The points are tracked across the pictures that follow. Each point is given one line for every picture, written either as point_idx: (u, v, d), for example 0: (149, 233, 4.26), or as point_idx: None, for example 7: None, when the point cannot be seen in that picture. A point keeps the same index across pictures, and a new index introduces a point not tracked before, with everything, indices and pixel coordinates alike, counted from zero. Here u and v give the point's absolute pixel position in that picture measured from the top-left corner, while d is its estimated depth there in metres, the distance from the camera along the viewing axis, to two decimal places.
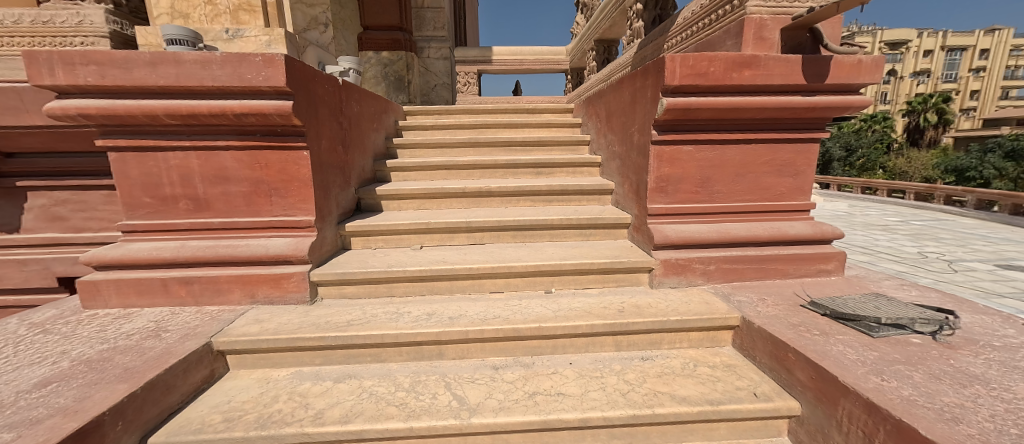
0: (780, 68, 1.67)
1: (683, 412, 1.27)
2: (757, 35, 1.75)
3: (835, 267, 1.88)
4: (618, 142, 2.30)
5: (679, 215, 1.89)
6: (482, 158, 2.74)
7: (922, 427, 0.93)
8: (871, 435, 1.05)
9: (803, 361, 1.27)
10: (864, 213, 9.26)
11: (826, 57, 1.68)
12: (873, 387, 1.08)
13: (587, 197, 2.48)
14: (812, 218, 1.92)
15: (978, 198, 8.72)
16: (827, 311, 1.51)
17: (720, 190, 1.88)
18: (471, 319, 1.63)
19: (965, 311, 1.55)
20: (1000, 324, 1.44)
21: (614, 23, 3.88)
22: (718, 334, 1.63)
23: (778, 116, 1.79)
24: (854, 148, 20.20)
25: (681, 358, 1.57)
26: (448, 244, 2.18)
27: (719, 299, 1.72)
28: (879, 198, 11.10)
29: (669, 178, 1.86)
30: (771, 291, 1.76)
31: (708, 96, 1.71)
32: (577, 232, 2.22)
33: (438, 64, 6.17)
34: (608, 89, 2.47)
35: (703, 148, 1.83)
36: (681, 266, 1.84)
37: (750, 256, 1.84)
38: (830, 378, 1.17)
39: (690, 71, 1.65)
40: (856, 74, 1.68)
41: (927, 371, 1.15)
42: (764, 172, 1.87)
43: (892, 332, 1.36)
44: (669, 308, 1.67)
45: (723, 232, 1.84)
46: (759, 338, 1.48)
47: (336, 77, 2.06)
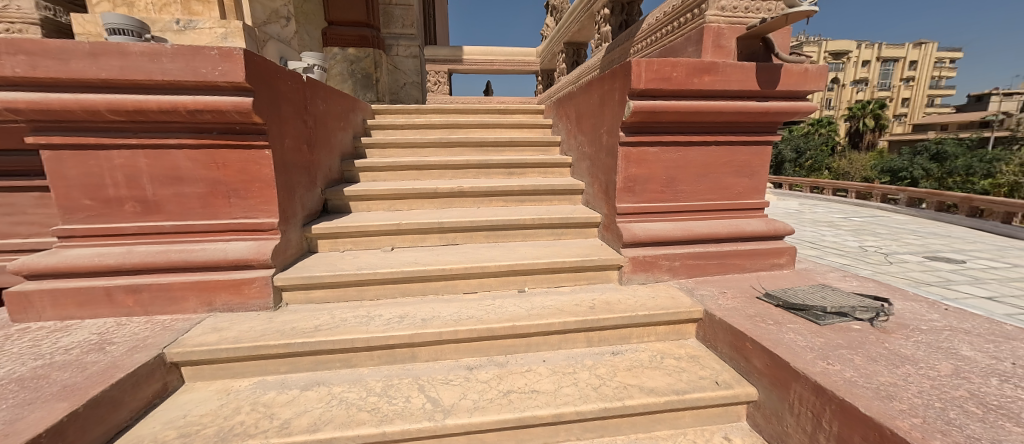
0: (737, 74, 1.78)
1: (651, 403, 1.32)
2: (715, 43, 1.85)
3: (786, 261, 2.01)
4: (588, 143, 2.36)
5: (646, 215, 1.97)
6: (454, 158, 2.73)
7: (861, 405, 1.02)
8: (818, 415, 1.14)
9: (759, 349, 1.36)
10: (812, 210, 9.98)
11: (777, 66, 1.80)
12: (820, 371, 1.17)
13: (559, 197, 2.52)
14: (766, 215, 2.05)
15: (908, 196, 9.62)
16: (779, 302, 1.62)
17: (684, 190, 1.97)
18: (444, 320, 1.62)
19: (897, 298, 1.71)
20: (926, 310, 1.60)
21: (582, 26, 3.97)
22: (683, 327, 1.71)
23: (735, 120, 1.90)
24: (803, 150, 21.72)
25: (649, 351, 1.64)
26: (420, 245, 2.15)
27: (683, 294, 1.80)
28: (825, 197, 11.99)
29: (637, 178, 1.93)
30: (731, 284, 1.87)
31: (671, 100, 1.79)
32: (549, 232, 2.25)
33: (407, 62, 6.06)
34: (578, 91, 2.52)
35: (667, 150, 1.91)
36: (648, 262, 1.91)
37: (712, 253, 1.94)
38: (782, 364, 1.26)
39: (654, 75, 1.72)
40: (803, 82, 1.81)
41: (865, 354, 1.26)
42: (723, 172, 1.98)
43: (836, 319, 1.48)
44: (637, 303, 1.73)
45: (687, 230, 1.92)
46: (720, 329, 1.56)
47: (300, 74, 1.98)
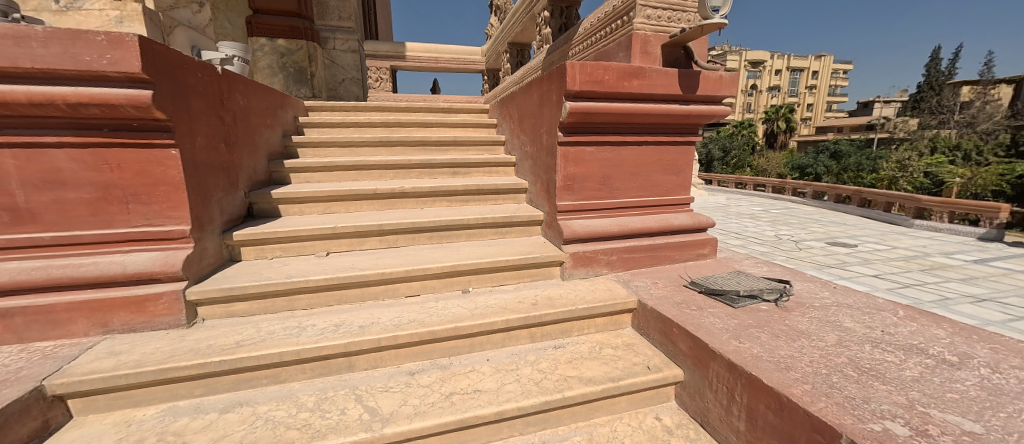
0: (662, 79, 1.91)
1: (589, 392, 1.38)
2: (643, 49, 1.97)
3: (709, 251, 2.20)
4: (530, 142, 2.40)
5: (585, 212, 2.05)
6: (395, 158, 2.64)
7: (765, 377, 1.14)
8: (732, 390, 1.26)
9: (684, 333, 1.47)
10: (737, 204, 11.04)
11: (696, 72, 1.97)
12: (732, 349, 1.30)
13: (503, 196, 2.55)
14: (691, 210, 2.23)
15: (813, 190, 10.99)
16: (702, 288, 1.78)
17: (619, 187, 2.08)
18: (384, 326, 1.56)
19: (797, 280, 1.95)
20: (819, 288, 1.84)
21: (524, 27, 4.03)
22: (620, 318, 1.80)
23: (662, 121, 2.04)
24: (730, 150, 23.92)
25: (588, 343, 1.71)
26: (359, 248, 2.06)
27: (620, 286, 1.90)
28: (748, 192, 13.31)
29: (575, 177, 1.99)
30: (662, 275, 2.01)
31: (604, 102, 1.88)
32: (493, 231, 2.26)
33: (345, 57, 5.76)
34: (519, 91, 2.56)
35: (603, 149, 2.00)
36: (587, 258, 1.99)
37: (646, 246, 2.06)
38: (703, 345, 1.38)
39: (588, 78, 1.79)
40: (719, 88, 2.00)
41: (770, 331, 1.42)
42: (653, 170, 2.12)
43: (747, 302, 1.66)
44: (577, 297, 1.79)
45: (623, 226, 2.03)
46: (651, 317, 1.67)
47: (213, 65, 1.80)
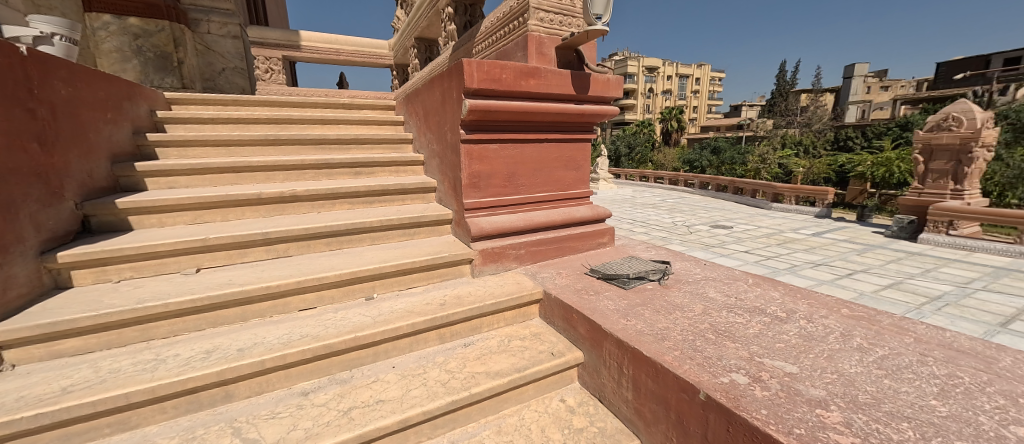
0: (556, 80, 2.02)
1: (495, 386, 1.40)
2: (538, 50, 2.06)
3: (608, 239, 2.40)
4: (435, 140, 2.36)
5: (491, 209, 2.08)
6: (285, 158, 2.38)
7: (644, 349, 1.27)
8: (621, 364, 1.38)
9: (581, 318, 1.58)
10: (641, 195, 12.29)
11: (587, 74, 2.13)
12: (620, 327, 1.43)
13: (411, 196, 2.46)
14: (591, 202, 2.40)
15: (700, 181, 12.72)
16: (599, 274, 1.93)
17: (524, 183, 2.15)
18: (269, 345, 1.40)
19: (678, 260, 2.23)
20: (694, 266, 2.13)
21: (430, 22, 3.94)
22: (528, 309, 1.87)
23: (560, 120, 2.16)
24: (634, 146, 26.47)
25: (498, 337, 1.74)
26: (239, 261, 1.81)
27: (527, 279, 1.97)
28: (650, 184, 14.90)
29: (480, 174, 2.01)
30: (566, 265, 2.13)
31: (503, 100, 1.92)
32: (400, 233, 2.17)
33: (224, 44, 5.04)
34: (422, 88, 2.49)
35: (506, 146, 2.05)
36: (496, 253, 2.02)
37: (551, 239, 2.17)
38: (597, 327, 1.49)
39: (486, 76, 1.81)
40: (607, 89, 2.19)
41: (652, 307, 1.60)
42: (555, 167, 2.24)
43: (636, 283, 1.85)
44: (485, 293, 1.81)
45: (529, 220, 2.11)
46: (554, 305, 1.76)
47: (12, 44, 1.42)
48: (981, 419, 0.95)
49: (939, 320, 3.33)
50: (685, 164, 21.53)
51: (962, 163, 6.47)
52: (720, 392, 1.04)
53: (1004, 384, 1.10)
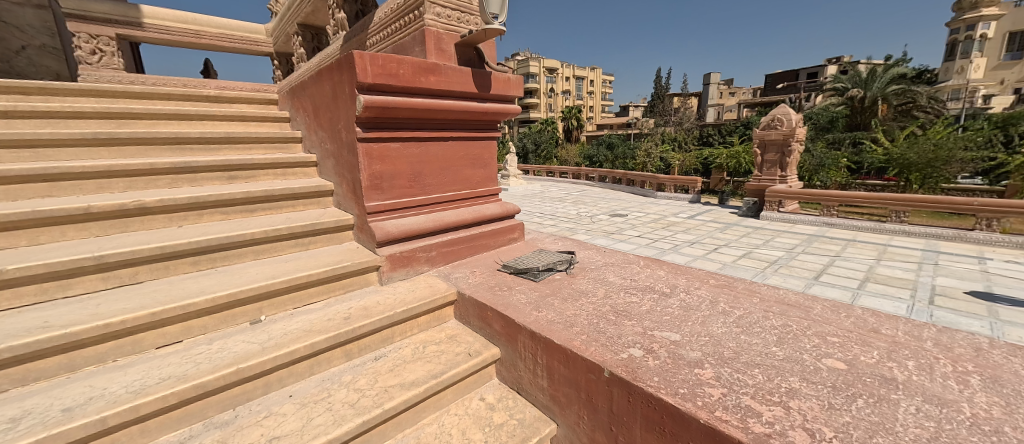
0: (458, 77, 2.01)
1: (411, 397, 1.34)
2: (437, 46, 2.01)
3: (518, 234, 2.49)
4: (329, 139, 2.14)
5: (398, 211, 1.98)
6: (127, 162, 1.91)
7: (555, 338, 1.34)
8: (536, 355, 1.43)
9: (496, 314, 1.59)
10: (549, 189, 13.04)
11: (488, 73, 2.16)
12: (532, 320, 1.48)
13: (304, 202, 2.20)
14: (500, 199, 2.45)
15: (599, 174, 14.01)
16: (512, 270, 1.98)
17: (431, 183, 2.09)
18: (112, 397, 1.10)
19: (582, 249, 2.42)
20: (595, 254, 2.33)
21: (315, 7, 3.55)
22: (442, 312, 1.82)
23: (464, 117, 2.15)
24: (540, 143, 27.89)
25: (412, 345, 1.65)
26: (59, 296, 1.39)
27: (441, 281, 1.92)
28: (556, 179, 15.88)
29: (382, 175, 1.88)
30: (479, 263, 2.14)
31: (403, 96, 1.83)
32: (292, 244, 1.92)
33: (20, 14, 3.87)
34: (309, 80, 2.23)
35: (409, 145, 1.96)
36: (406, 257, 1.92)
37: (463, 238, 2.15)
38: (511, 322, 1.51)
39: (381, 70, 1.70)
40: (509, 88, 2.26)
41: (561, 296, 1.70)
42: (462, 165, 2.23)
43: (546, 274, 1.94)
44: (396, 300, 1.70)
45: (439, 221, 2.06)
46: (469, 304, 1.75)
47: None
48: (803, 356, 1.23)
49: (775, 279, 4.24)
50: (585, 159, 23.41)
51: (786, 153, 8.26)
52: (621, 367, 1.15)
53: (814, 326, 1.44)
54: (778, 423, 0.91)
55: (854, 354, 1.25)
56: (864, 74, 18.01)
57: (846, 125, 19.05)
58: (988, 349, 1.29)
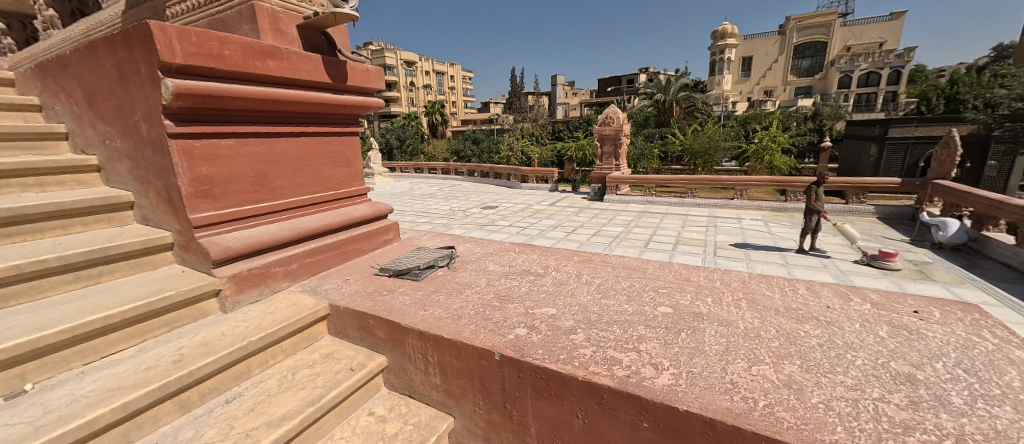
0: (304, 64, 1.80)
1: (285, 433, 1.12)
2: (273, 26, 1.76)
3: (393, 235, 2.45)
4: (119, 135, 1.61)
5: (240, 220, 1.66)
6: None
7: (446, 333, 1.33)
8: (426, 354, 1.40)
9: (378, 321, 1.49)
10: (419, 186, 12.66)
11: (342, 62, 2.04)
12: (419, 319, 1.44)
13: (86, 221, 1.61)
14: (369, 199, 2.36)
15: (467, 169, 14.30)
16: (391, 272, 1.89)
17: (281, 185, 1.84)
18: None
19: (461, 244, 2.47)
20: (474, 247, 2.42)
21: None
22: (312, 330, 1.60)
23: (316, 111, 1.95)
24: (404, 139, 26.63)
25: (277, 374, 1.39)
26: None
27: (307, 296, 1.68)
28: (425, 175, 15.53)
29: (212, 179, 1.54)
30: (352, 270, 1.97)
31: (232, 83, 1.54)
32: (67, 278, 1.37)
33: None
34: (73, 55, 1.63)
35: (246, 142, 1.66)
36: (258, 275, 1.62)
37: (329, 245, 1.96)
38: (396, 326, 1.44)
39: (198, 49, 1.39)
40: (368, 79, 2.20)
41: (445, 291, 1.71)
42: (319, 164, 2.03)
43: (428, 272, 1.93)
44: (249, 327, 1.40)
45: (297, 228, 1.82)
46: (345, 316, 1.59)
47: None
48: (644, 308, 1.56)
49: (619, 250, 5.15)
50: (453, 154, 23.49)
51: (617, 146, 10.01)
52: (510, 348, 1.24)
53: (649, 283, 1.83)
54: (634, 365, 1.14)
55: (675, 299, 1.64)
56: (663, 84, 23.12)
57: (655, 123, 24.18)
58: (744, 281, 1.87)
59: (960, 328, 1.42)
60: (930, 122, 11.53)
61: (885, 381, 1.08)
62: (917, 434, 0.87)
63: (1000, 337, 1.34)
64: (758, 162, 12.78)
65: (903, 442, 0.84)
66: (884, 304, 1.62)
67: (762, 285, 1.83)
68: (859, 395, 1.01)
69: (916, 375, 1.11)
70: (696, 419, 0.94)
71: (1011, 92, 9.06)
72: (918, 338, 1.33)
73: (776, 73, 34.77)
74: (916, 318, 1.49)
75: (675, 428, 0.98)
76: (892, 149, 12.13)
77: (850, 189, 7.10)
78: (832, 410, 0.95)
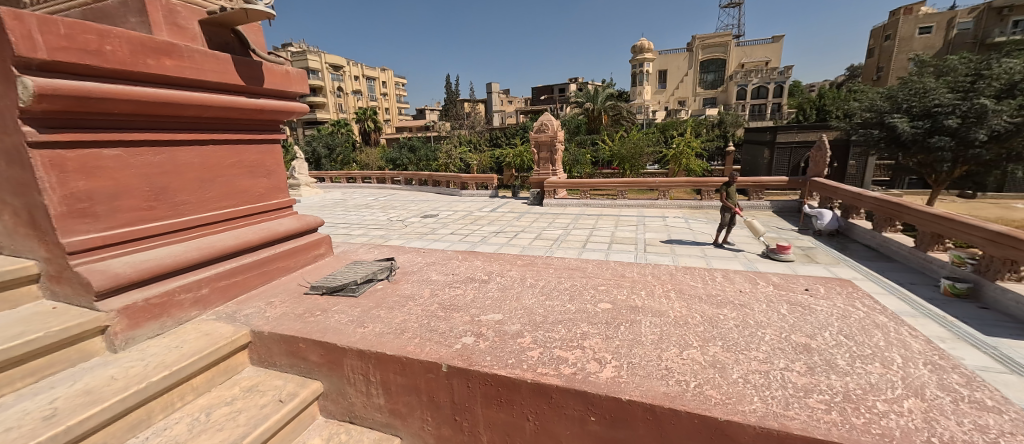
0: (210, 64, 1.63)
1: None
2: (169, 20, 1.57)
3: (325, 249, 2.31)
4: None
5: (132, 243, 1.43)
6: None
7: (389, 350, 1.26)
8: (366, 374, 1.32)
9: (310, 345, 1.36)
10: (352, 197, 11.92)
11: (256, 63, 1.87)
12: (357, 338, 1.34)
13: None
14: (294, 212, 2.19)
15: (405, 177, 13.82)
16: (323, 290, 1.75)
17: (185, 200, 1.63)
18: None
19: (401, 255, 2.38)
20: (415, 258, 2.34)
21: None
22: (231, 361, 1.42)
23: (226, 115, 1.77)
24: (333, 147, 24.90)
25: (186, 417, 1.20)
26: None
27: (223, 324, 1.48)
28: (359, 185, 14.70)
29: (93, 195, 1.30)
30: (277, 291, 1.80)
31: (117, 84, 1.34)
32: None
33: None
34: None
35: (137, 151, 1.45)
36: (159, 305, 1.40)
37: (247, 265, 1.78)
38: (331, 348, 1.33)
39: (68, 42, 1.18)
40: (288, 83, 2.05)
41: (386, 305, 1.63)
42: (232, 174, 1.84)
43: (364, 286, 1.83)
44: (148, 366, 1.19)
45: (208, 248, 1.62)
46: (271, 343, 1.43)
47: None
48: (586, 305, 1.63)
49: (560, 252, 5.33)
50: (388, 162, 22.51)
51: (553, 152, 10.40)
52: (457, 358, 1.21)
53: (588, 281, 1.93)
54: (579, 362, 1.18)
55: (613, 295, 1.74)
56: (592, 93, 24.58)
57: (586, 130, 25.55)
58: (671, 273, 2.06)
59: (839, 300, 1.70)
60: (806, 129, 13.69)
61: (788, 351, 1.25)
62: (816, 395, 1.02)
63: (867, 306, 1.64)
64: (677, 165, 14.14)
65: (805, 403, 0.98)
66: (783, 285, 1.89)
67: (686, 276, 2.03)
68: (769, 367, 1.16)
69: (810, 345, 1.30)
70: (637, 407, 1.01)
71: (861, 105, 11.13)
72: (809, 312, 1.57)
73: (687, 85, 38.91)
74: (807, 295, 1.76)
75: (619, 417, 1.04)
76: (781, 152, 14.18)
77: (751, 187, 8.16)
78: (750, 382, 1.08)
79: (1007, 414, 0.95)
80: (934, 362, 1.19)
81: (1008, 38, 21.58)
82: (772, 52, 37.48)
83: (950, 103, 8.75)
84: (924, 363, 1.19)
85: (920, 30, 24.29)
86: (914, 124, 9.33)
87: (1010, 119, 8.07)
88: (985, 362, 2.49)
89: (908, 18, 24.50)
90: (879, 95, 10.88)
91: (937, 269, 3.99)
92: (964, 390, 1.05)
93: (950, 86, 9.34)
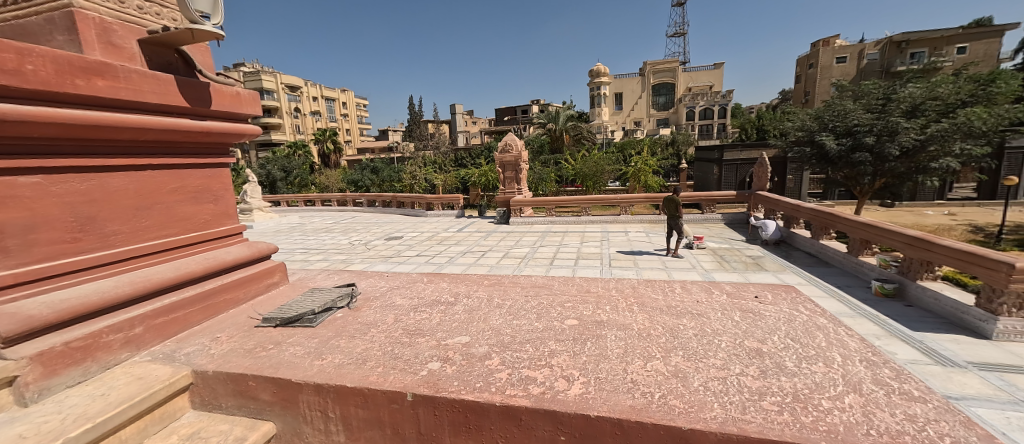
0: (149, 84, 1.53)
1: None
2: (102, 38, 1.47)
3: (279, 277, 2.20)
4: None
5: (54, 279, 1.30)
6: None
7: (351, 383, 1.19)
8: (323, 410, 1.23)
9: (261, 381, 1.26)
10: (310, 221, 11.37)
11: (203, 84, 1.79)
12: (314, 371, 1.26)
13: None
14: (244, 240, 2.06)
15: (368, 199, 13.39)
16: (277, 321, 1.64)
17: (116, 230, 1.49)
18: None
19: (362, 282, 2.28)
20: (377, 283, 2.26)
21: None
22: (168, 407, 1.28)
23: (167, 138, 1.65)
24: (289, 170, 23.46)
25: None
26: None
27: (160, 366, 1.34)
28: (318, 208, 14.09)
29: (6, 228, 1.18)
30: (225, 325, 1.67)
31: (38, 105, 1.22)
32: None
33: None
34: None
35: (59, 178, 1.32)
36: (83, 348, 1.25)
37: (190, 298, 1.65)
38: (284, 384, 1.23)
39: None
40: (238, 105, 1.97)
41: (346, 334, 1.55)
42: (172, 200, 1.70)
43: (322, 316, 1.74)
44: (66, 419, 1.04)
45: (145, 281, 1.49)
46: (216, 382, 1.31)
47: None
48: (553, 323, 1.64)
49: (527, 271, 5.34)
50: (350, 184, 21.69)
51: (518, 171, 10.50)
52: (423, 385, 1.17)
53: (556, 298, 1.95)
54: (548, 380, 1.18)
55: (580, 311, 1.77)
56: (553, 114, 25.18)
57: (549, 149, 26.12)
58: (634, 287, 2.13)
59: (785, 305, 1.83)
60: (749, 147, 14.85)
61: (743, 357, 1.32)
62: (769, 398, 1.08)
63: (809, 309, 1.77)
64: (637, 182, 14.76)
65: (760, 406, 1.04)
66: (735, 293, 2.01)
67: (648, 289, 2.10)
68: (727, 373, 1.22)
69: (762, 349, 1.38)
70: (606, 422, 1.02)
71: (794, 124, 12.30)
72: (760, 318, 1.67)
73: (641, 107, 41.33)
74: (757, 302, 1.88)
75: (588, 434, 1.03)
76: (728, 168, 15.26)
77: (704, 201, 8.67)
78: (709, 389, 1.12)
79: (930, 402, 1.06)
80: (869, 359, 1.31)
81: (907, 68, 24.82)
82: (714, 77, 40.66)
83: (868, 122, 9.85)
84: (860, 360, 1.30)
85: (837, 60, 27.35)
86: (839, 142, 10.38)
87: (917, 136, 9.21)
88: (914, 355, 2.73)
89: (826, 49, 27.67)
90: (808, 116, 12.09)
91: (867, 272, 4.39)
92: (895, 383, 1.16)
93: (866, 108, 10.53)
